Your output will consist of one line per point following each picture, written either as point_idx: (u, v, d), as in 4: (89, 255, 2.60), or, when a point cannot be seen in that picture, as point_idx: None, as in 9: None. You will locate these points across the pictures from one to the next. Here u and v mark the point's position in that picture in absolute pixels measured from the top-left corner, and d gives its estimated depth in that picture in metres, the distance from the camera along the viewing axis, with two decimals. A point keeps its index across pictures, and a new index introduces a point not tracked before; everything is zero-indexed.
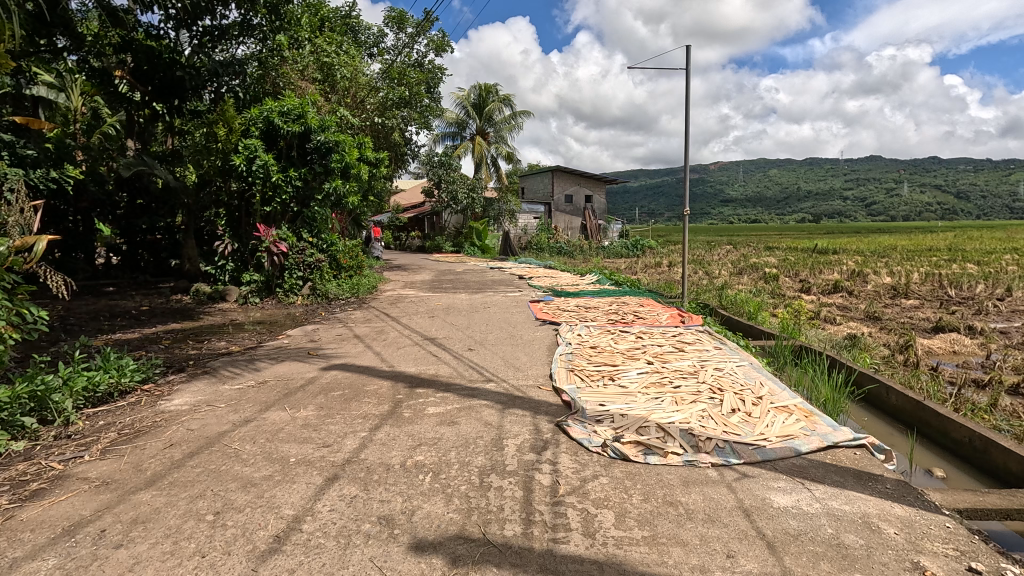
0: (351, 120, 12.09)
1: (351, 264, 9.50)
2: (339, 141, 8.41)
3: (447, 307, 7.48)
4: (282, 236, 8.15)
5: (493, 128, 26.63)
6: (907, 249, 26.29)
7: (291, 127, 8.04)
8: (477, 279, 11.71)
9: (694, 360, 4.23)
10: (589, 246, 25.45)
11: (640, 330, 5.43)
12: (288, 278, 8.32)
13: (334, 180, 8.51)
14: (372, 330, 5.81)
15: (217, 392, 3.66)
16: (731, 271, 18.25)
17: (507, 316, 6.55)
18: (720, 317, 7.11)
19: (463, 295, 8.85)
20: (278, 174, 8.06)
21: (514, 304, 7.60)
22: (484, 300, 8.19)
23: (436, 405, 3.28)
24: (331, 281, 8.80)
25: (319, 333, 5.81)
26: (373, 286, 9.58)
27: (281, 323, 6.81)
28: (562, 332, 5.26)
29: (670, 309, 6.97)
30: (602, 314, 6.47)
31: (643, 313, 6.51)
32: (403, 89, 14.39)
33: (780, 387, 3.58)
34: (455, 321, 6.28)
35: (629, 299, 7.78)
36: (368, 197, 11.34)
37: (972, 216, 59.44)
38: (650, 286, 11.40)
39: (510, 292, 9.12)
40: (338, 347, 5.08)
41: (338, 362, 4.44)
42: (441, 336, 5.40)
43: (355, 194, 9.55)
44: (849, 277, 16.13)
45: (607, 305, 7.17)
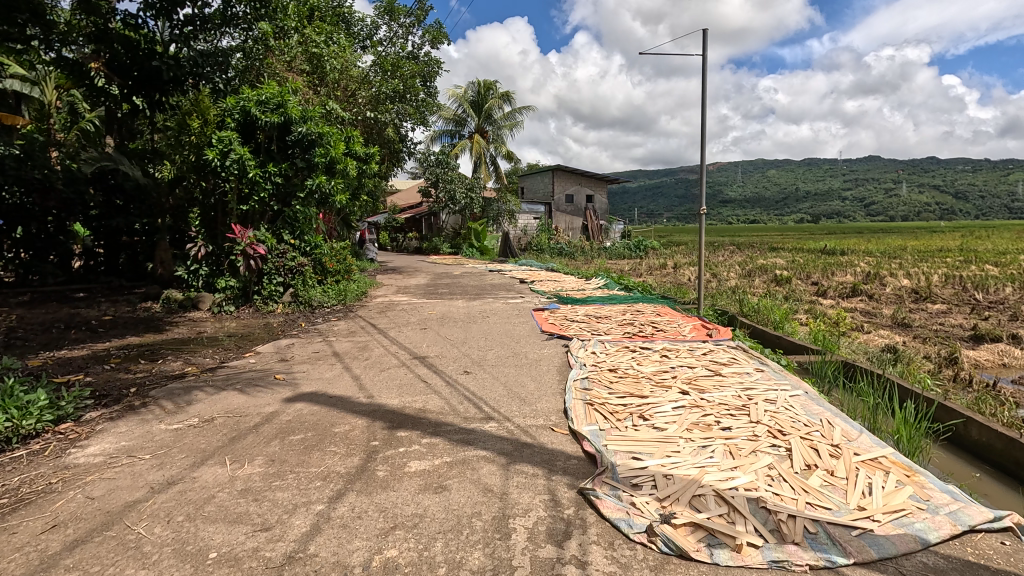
0: (341, 114, 11.35)
1: (339, 268, 8.74)
2: (321, 133, 7.72)
3: (442, 316, 6.73)
4: (259, 238, 7.38)
5: (492, 126, 25.96)
6: (917, 249, 25.58)
7: (270, 117, 7.31)
8: (475, 283, 10.96)
9: (737, 390, 3.48)
10: (590, 247, 24.72)
11: (663, 347, 4.69)
12: (267, 284, 7.56)
13: (318, 176, 7.79)
14: (354, 347, 5.07)
15: (147, 436, 2.91)
16: (740, 273, 17.52)
17: (508, 328, 5.81)
18: (747, 327, 6.35)
19: (460, 302, 8.10)
20: (255, 169, 7.32)
21: (517, 313, 6.86)
22: (483, 308, 7.44)
23: (420, 460, 2.53)
24: (315, 286, 8.04)
25: (292, 349, 5.07)
26: (363, 292, 8.82)
27: (255, 335, 6.07)
28: (574, 350, 4.52)
29: (692, 319, 6.24)
30: (615, 325, 5.74)
31: (663, 325, 5.77)
32: (396, 83, 13.64)
33: (857, 429, 2.82)
34: (449, 335, 5.53)
35: (644, 307, 7.03)
36: (358, 196, 10.59)
37: (974, 216, 58.88)
38: (661, 290, 10.66)
39: (512, 298, 8.36)
40: (311, 368, 4.34)
41: (306, 390, 3.70)
42: (433, 354, 4.65)
43: (343, 192, 8.82)
44: (866, 279, 15.39)
45: (621, 314, 6.43)
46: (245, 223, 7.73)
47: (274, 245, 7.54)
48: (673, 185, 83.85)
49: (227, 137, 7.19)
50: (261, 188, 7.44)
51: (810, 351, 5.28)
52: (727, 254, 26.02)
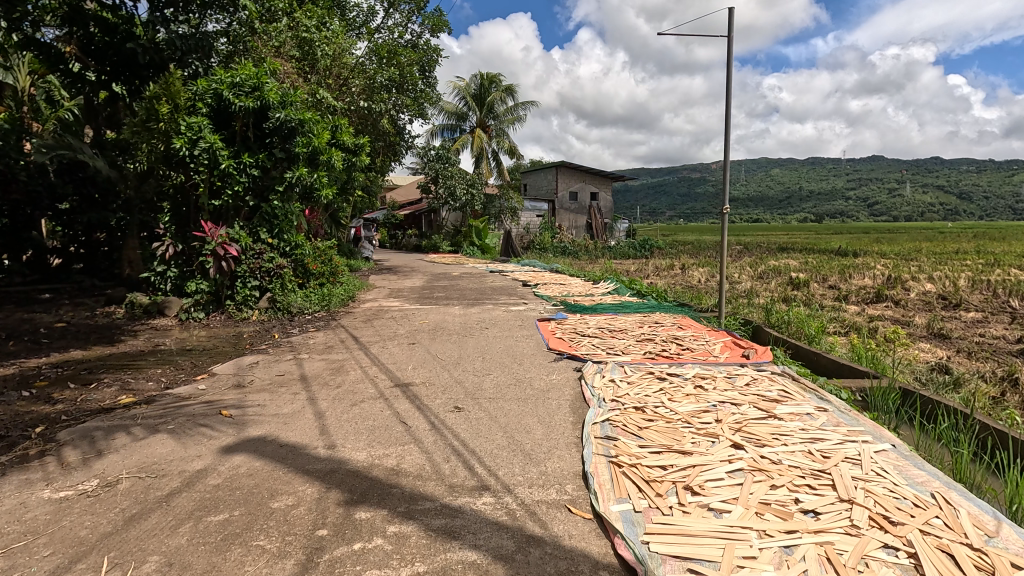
0: (332, 103, 10.55)
1: (324, 270, 7.95)
2: (303, 120, 6.91)
3: (434, 327, 5.96)
4: (233, 236, 6.66)
5: (494, 120, 25.16)
6: (932, 250, 24.72)
7: (244, 101, 6.50)
8: (473, 286, 10.17)
9: (805, 443, 2.70)
10: (594, 245, 23.96)
11: (695, 373, 3.93)
12: (241, 288, 6.78)
13: (299, 168, 6.98)
14: (327, 368, 4.29)
15: (13, 514, 2.13)
16: (752, 275, 16.72)
17: (509, 344, 5.04)
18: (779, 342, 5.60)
19: (455, 309, 7.32)
20: (228, 160, 6.55)
21: (518, 324, 6.08)
22: (481, 316, 6.67)
23: (379, 568, 1.75)
24: (297, 291, 7.23)
25: (254, 371, 4.29)
26: (350, 297, 8.04)
27: (219, 349, 5.30)
28: (588, 378, 3.76)
29: (719, 332, 5.49)
30: (633, 342, 4.99)
31: (688, 341, 5.01)
32: (393, 71, 12.81)
33: (992, 515, 2.04)
34: (440, 352, 4.76)
35: (662, 318, 6.25)
36: (348, 191, 9.82)
37: (982, 217, 58.00)
38: (675, 295, 9.87)
39: (514, 304, 7.59)
40: (269, 400, 3.56)
41: (252, 436, 2.92)
42: (419, 380, 3.88)
43: (330, 186, 8.03)
44: (888, 284, 14.59)
45: (637, 327, 5.68)
46: (217, 220, 6.95)
47: (249, 244, 6.78)
48: (677, 183, 82.91)
49: (196, 123, 6.42)
50: (235, 181, 6.67)
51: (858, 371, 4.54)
52: (734, 255, 25.24)
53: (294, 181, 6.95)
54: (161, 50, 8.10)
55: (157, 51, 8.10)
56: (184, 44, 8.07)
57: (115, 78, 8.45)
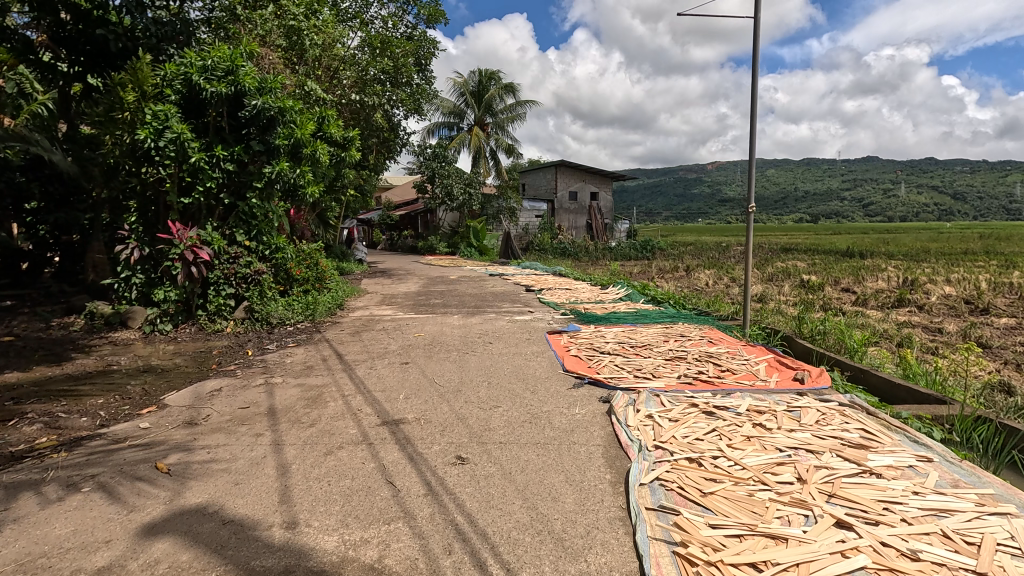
0: (322, 96, 9.82)
1: (309, 276, 7.20)
2: (284, 109, 6.14)
3: (431, 342, 5.24)
4: (204, 238, 5.93)
5: (493, 118, 24.44)
6: (940, 252, 24.10)
7: (216, 87, 5.77)
8: (472, 291, 9.47)
9: (933, 519, 2.00)
10: (595, 246, 23.28)
11: (748, 406, 3.24)
12: (213, 297, 6.03)
13: (279, 162, 6.22)
14: (301, 399, 3.57)
15: None
16: (761, 278, 16.07)
17: (518, 364, 4.33)
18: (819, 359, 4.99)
19: (453, 318, 6.60)
20: (199, 153, 5.82)
21: (526, 337, 5.37)
22: (483, 328, 5.97)
23: None
24: (278, 300, 6.48)
25: (214, 400, 3.56)
26: (338, 305, 7.31)
27: (180, 369, 4.56)
28: (620, 415, 3.06)
29: (756, 348, 4.82)
30: (662, 362, 4.30)
31: (724, 360, 4.34)
32: (388, 63, 12.03)
33: None
34: (438, 376, 4.05)
35: (688, 331, 5.54)
36: (337, 189, 9.08)
37: (981, 217, 57.63)
38: (689, 301, 9.18)
39: (519, 313, 6.89)
40: (224, 443, 2.83)
41: (190, 504, 2.20)
42: (411, 415, 3.16)
43: (316, 183, 7.28)
44: (905, 287, 13.97)
45: (662, 342, 5.01)
46: (188, 220, 6.21)
47: (224, 248, 6.05)
48: (675, 183, 82.45)
49: (162, 111, 5.69)
50: (207, 176, 5.94)
51: (905, 393, 3.95)
52: (738, 256, 24.64)
53: (274, 178, 6.20)
54: (133, 36, 7.15)
55: (131, 38, 7.21)
56: (160, 29, 7.23)
57: (91, 70, 7.43)
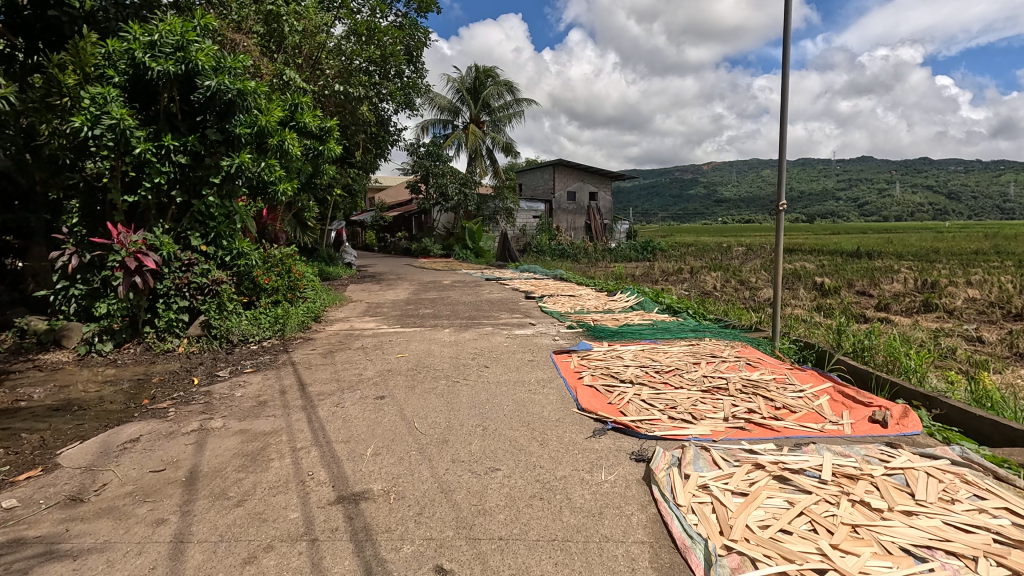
0: (301, 85, 8.95)
1: (283, 285, 6.34)
2: (247, 93, 5.28)
3: (415, 366, 4.39)
4: (151, 243, 5.05)
5: (489, 116, 23.58)
6: (949, 252, 23.35)
7: (162, 64, 4.89)
8: (466, 299, 8.62)
9: None
10: (595, 248, 22.46)
11: (831, 468, 2.41)
12: (164, 311, 5.14)
13: (241, 154, 5.35)
14: (236, 455, 2.70)
15: None
16: (771, 281, 15.29)
17: (521, 399, 3.48)
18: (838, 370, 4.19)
19: (444, 334, 5.74)
20: (145, 142, 4.95)
21: (529, 359, 4.52)
22: (479, 346, 5.11)
23: None
24: (242, 314, 5.60)
25: (122, 459, 2.68)
26: (314, 317, 6.46)
27: (104, 404, 3.69)
28: (664, 489, 2.23)
29: (806, 372, 3.99)
30: (699, 395, 3.46)
31: (774, 392, 3.51)
32: (375, 52, 11.20)
33: None
34: (419, 417, 3.20)
35: (720, 350, 4.72)
36: (317, 187, 8.23)
37: (980, 216, 57.11)
38: (705, 309, 8.34)
39: (519, 327, 6.04)
40: (104, 541, 1.97)
41: None
42: (378, 486, 2.33)
43: (288, 180, 6.43)
44: (925, 290, 13.20)
45: (691, 366, 4.18)
46: (135, 222, 5.34)
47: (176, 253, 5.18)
48: (672, 184, 81.86)
49: (99, 93, 4.81)
50: (155, 171, 5.06)
51: (980, 422, 3.15)
52: (741, 256, 23.85)
53: (235, 172, 5.33)
54: (90, 18, 6.22)
55: (90, 22, 6.26)
56: (121, 10, 6.30)
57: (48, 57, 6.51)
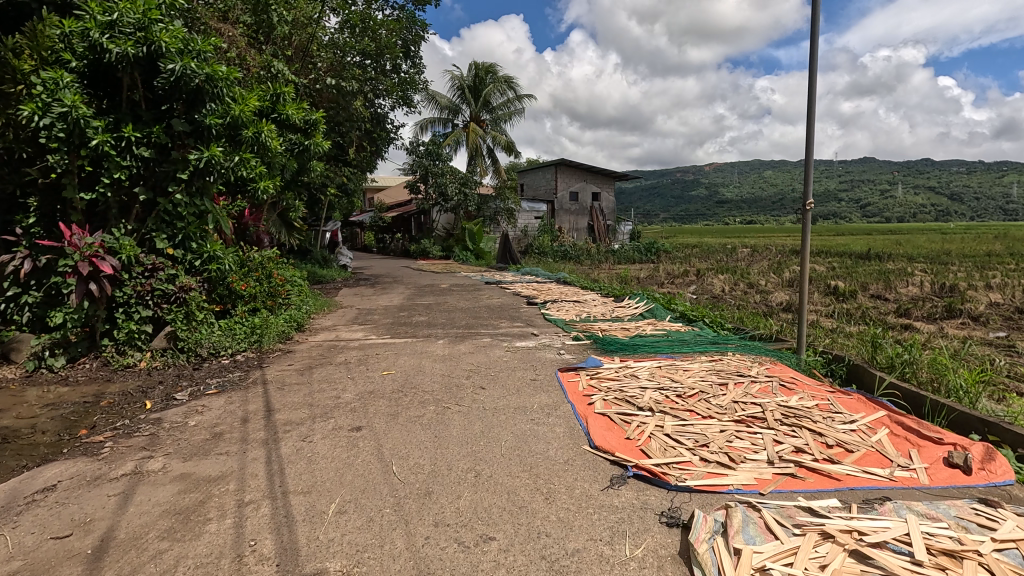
0: (290, 78, 8.42)
1: (264, 291, 5.80)
2: (218, 79, 4.74)
3: (402, 387, 3.85)
4: (110, 246, 4.51)
5: (489, 114, 23.07)
6: (960, 254, 22.78)
7: (120, 46, 4.33)
8: (463, 305, 8.08)
9: None
10: (598, 249, 21.90)
11: (923, 540, 1.85)
12: (123, 322, 4.59)
13: (212, 146, 4.81)
14: (165, 514, 2.17)
15: None
16: (782, 284, 14.76)
17: (522, 433, 2.93)
18: (889, 397, 3.64)
19: (437, 346, 5.19)
20: (102, 133, 4.41)
21: (532, 379, 3.98)
22: (475, 362, 4.56)
23: None
24: (215, 324, 5.06)
25: (22, 518, 2.14)
26: (297, 325, 5.93)
27: (35, 434, 3.16)
28: None
29: (851, 397, 3.44)
30: (733, 429, 2.92)
31: (822, 424, 2.96)
32: (370, 44, 10.69)
33: None
34: (401, 456, 2.66)
35: (748, 368, 4.17)
36: (305, 185, 7.69)
37: (987, 217, 56.45)
38: (719, 316, 7.79)
39: (521, 338, 5.50)
40: None
41: None
42: (336, 565, 1.80)
43: (268, 177, 5.89)
44: (944, 294, 12.65)
45: (717, 388, 3.64)
46: (94, 223, 4.79)
47: (138, 257, 4.64)
48: (675, 185, 81.35)
49: (50, 78, 4.26)
50: (114, 166, 4.52)
51: None
52: (747, 258, 23.29)
53: (204, 167, 4.79)
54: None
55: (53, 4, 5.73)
56: None
57: None
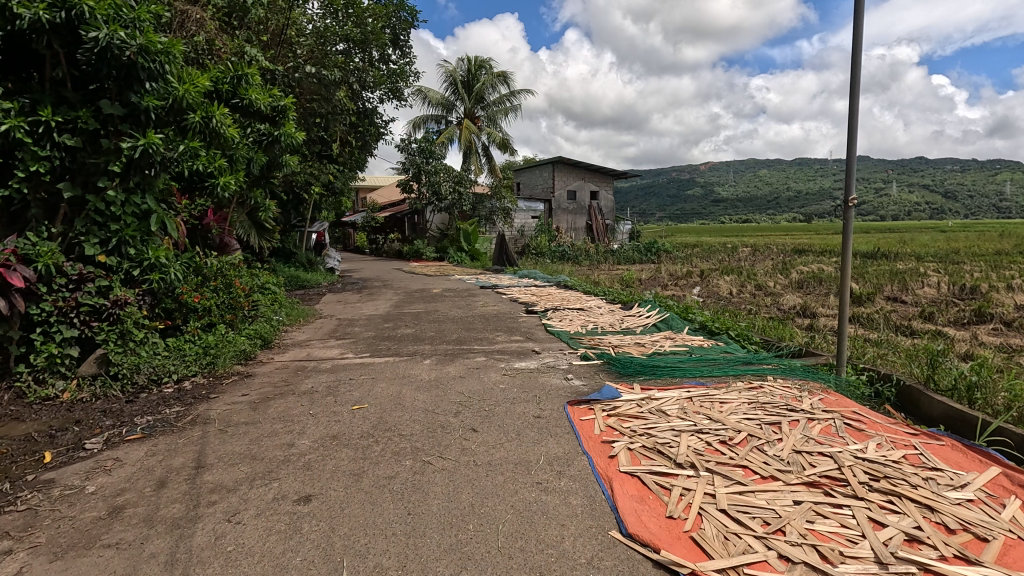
0: (262, 63, 7.63)
1: (224, 303, 5.03)
2: (156, 53, 3.93)
3: (372, 429, 3.08)
4: (23, 253, 3.70)
5: (484, 111, 22.34)
6: (969, 252, 22.12)
7: (29, 9, 3.52)
8: (456, 314, 7.32)
9: None
10: (597, 249, 21.15)
11: None
12: (42, 345, 3.78)
13: (150, 133, 4.02)
14: None
15: None
16: (791, 286, 14.08)
17: (527, 508, 2.17)
18: (997, 447, 2.90)
19: (421, 369, 4.41)
20: (15, 117, 3.61)
21: (536, 416, 3.22)
22: (466, 391, 3.79)
23: None
24: (160, 345, 4.28)
25: None
26: (261, 343, 5.14)
27: None
28: None
29: (944, 446, 2.70)
30: (809, 500, 2.18)
31: (929, 492, 2.21)
32: (354, 31, 9.93)
33: None
34: (357, 552, 1.89)
35: (798, 399, 3.44)
36: (277, 182, 6.91)
37: (986, 215, 55.98)
38: (738, 325, 7.04)
39: (520, 356, 4.74)
40: None
41: None
42: None
43: (226, 172, 5.10)
44: (966, 297, 11.95)
45: (770, 432, 2.89)
46: (13, 229, 3.99)
47: (62, 265, 3.83)
48: (672, 184, 80.79)
49: None
50: (29, 156, 3.74)
51: None
52: (749, 258, 22.60)
53: (140, 156, 4.01)
54: None
55: None
56: None
57: None
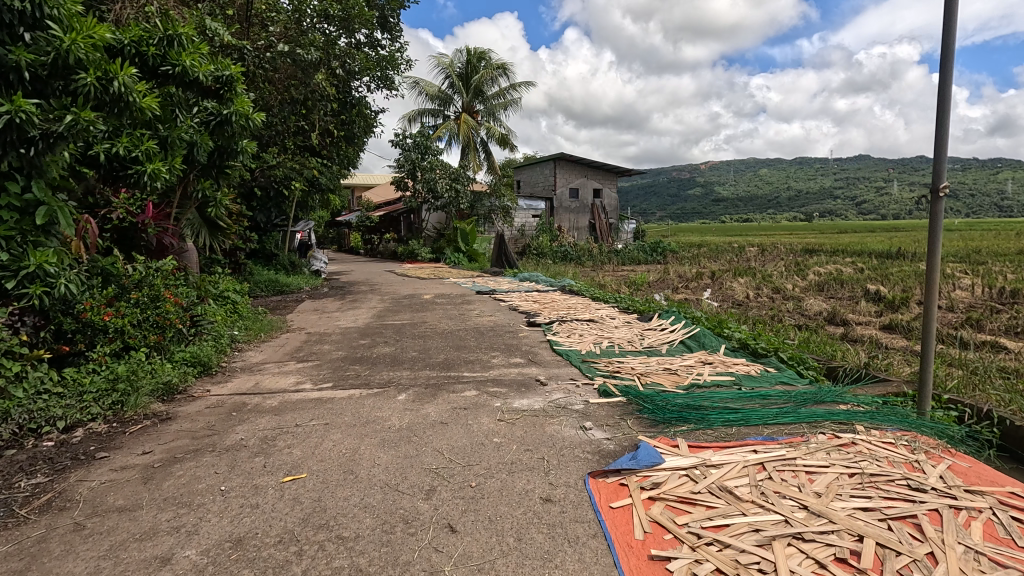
0: (224, 37, 6.61)
1: (149, 321, 3.97)
2: None
3: (299, 525, 2.05)
4: None
5: (483, 104, 21.32)
6: (991, 252, 20.96)
7: None
8: (446, 326, 6.27)
9: None
10: (600, 249, 20.09)
11: None
12: None
13: (19, 97, 2.98)
14: None
15: None
16: (812, 289, 13.03)
17: None
18: None
19: (392, 410, 3.38)
20: None
21: (545, 501, 2.19)
22: (447, 450, 2.74)
23: None
24: (50, 376, 3.26)
25: None
26: (196, 370, 4.13)
27: None
28: None
29: None
30: None
31: None
32: (335, 7, 8.89)
33: None
34: None
35: (917, 469, 2.39)
36: (235, 172, 5.89)
37: (995, 214, 54.83)
38: (777, 339, 5.99)
39: (522, 390, 3.69)
40: None
41: None
42: None
43: (150, 154, 4.08)
44: (1007, 301, 10.89)
45: (909, 539, 1.86)
46: None
47: None
48: (674, 184, 79.65)
49: None
50: None
51: None
52: (759, 258, 21.50)
53: (5, 130, 2.99)
54: None
55: None
56: None
57: None
